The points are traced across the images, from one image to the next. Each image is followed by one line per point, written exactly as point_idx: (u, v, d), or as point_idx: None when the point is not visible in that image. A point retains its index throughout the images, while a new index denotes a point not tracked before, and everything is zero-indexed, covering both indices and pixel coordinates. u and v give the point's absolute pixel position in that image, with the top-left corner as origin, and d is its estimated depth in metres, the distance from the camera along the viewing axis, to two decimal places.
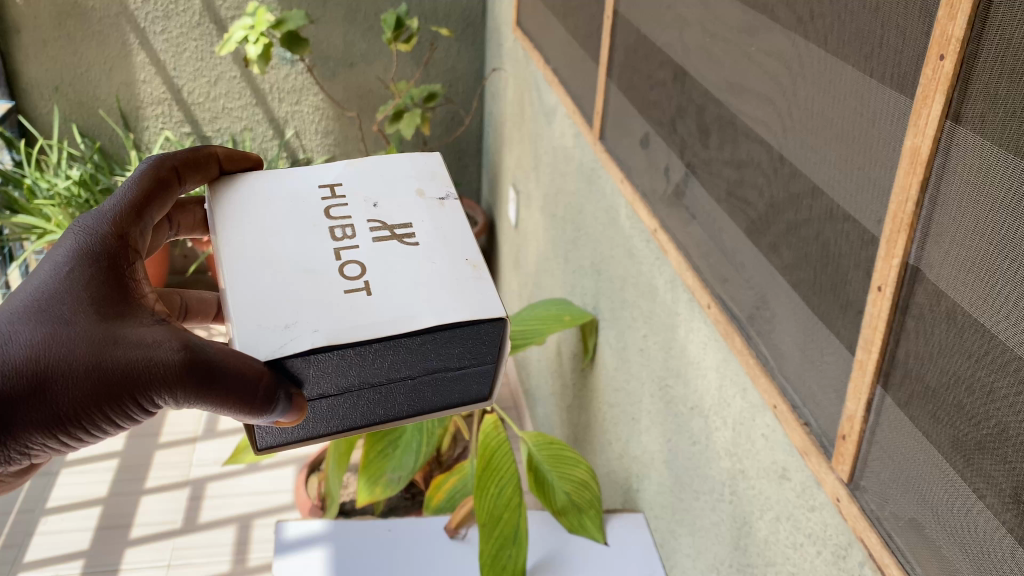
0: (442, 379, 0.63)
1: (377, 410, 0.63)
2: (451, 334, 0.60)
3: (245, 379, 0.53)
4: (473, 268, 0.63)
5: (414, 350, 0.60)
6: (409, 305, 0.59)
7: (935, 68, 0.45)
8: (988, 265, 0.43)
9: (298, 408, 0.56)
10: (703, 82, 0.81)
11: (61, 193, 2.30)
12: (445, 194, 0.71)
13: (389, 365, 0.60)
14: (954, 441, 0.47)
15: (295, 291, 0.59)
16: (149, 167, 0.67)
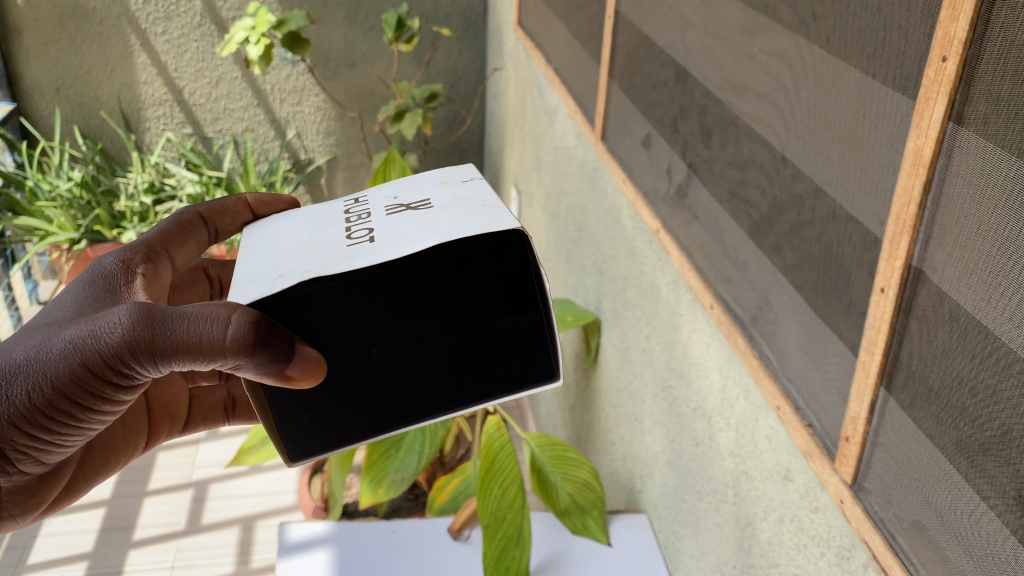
0: (481, 334, 0.60)
1: (415, 382, 0.60)
2: (469, 265, 0.56)
3: (203, 320, 0.52)
4: (490, 209, 0.58)
5: (436, 292, 0.57)
6: (413, 237, 0.55)
7: (937, 70, 0.45)
8: (992, 266, 0.43)
9: (314, 362, 0.54)
10: (704, 82, 0.81)
11: (63, 195, 2.30)
12: (469, 177, 0.67)
13: (411, 315, 0.57)
14: (957, 443, 0.47)
15: (295, 259, 0.57)
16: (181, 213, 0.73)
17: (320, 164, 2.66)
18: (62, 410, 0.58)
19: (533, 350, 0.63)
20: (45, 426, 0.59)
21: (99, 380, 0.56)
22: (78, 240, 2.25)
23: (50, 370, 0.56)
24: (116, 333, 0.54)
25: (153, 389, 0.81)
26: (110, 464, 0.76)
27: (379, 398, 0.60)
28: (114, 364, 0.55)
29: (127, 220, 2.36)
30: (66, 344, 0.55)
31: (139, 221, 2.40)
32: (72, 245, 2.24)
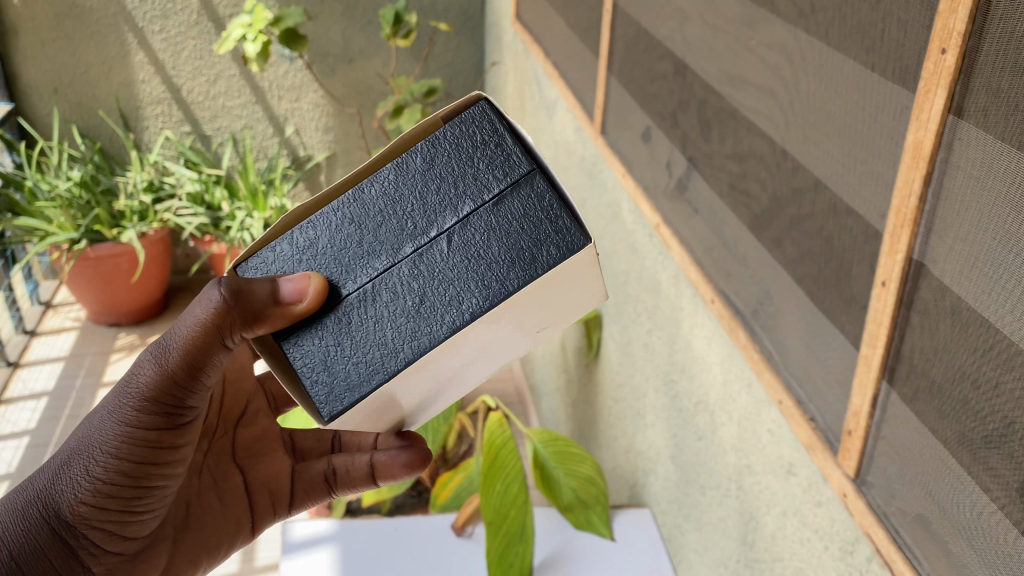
0: (480, 219, 0.52)
1: (426, 294, 0.52)
2: (444, 151, 0.54)
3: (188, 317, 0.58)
4: None
5: (416, 190, 0.54)
6: None
7: (937, 62, 0.45)
8: (993, 259, 0.43)
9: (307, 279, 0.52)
10: (704, 76, 0.81)
11: (62, 195, 2.28)
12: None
13: (398, 221, 0.54)
14: (961, 436, 0.47)
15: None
16: None
17: (319, 160, 2.66)
18: (138, 462, 0.62)
19: (549, 220, 0.51)
20: (133, 483, 0.62)
21: (153, 419, 0.61)
22: (78, 240, 2.24)
23: (109, 434, 0.61)
24: (141, 371, 0.59)
25: (250, 467, 0.76)
26: (208, 546, 0.72)
27: (393, 320, 0.52)
28: (154, 396, 0.60)
29: (127, 219, 2.35)
30: (110, 404, 0.61)
31: (139, 220, 2.38)
32: (72, 245, 2.23)
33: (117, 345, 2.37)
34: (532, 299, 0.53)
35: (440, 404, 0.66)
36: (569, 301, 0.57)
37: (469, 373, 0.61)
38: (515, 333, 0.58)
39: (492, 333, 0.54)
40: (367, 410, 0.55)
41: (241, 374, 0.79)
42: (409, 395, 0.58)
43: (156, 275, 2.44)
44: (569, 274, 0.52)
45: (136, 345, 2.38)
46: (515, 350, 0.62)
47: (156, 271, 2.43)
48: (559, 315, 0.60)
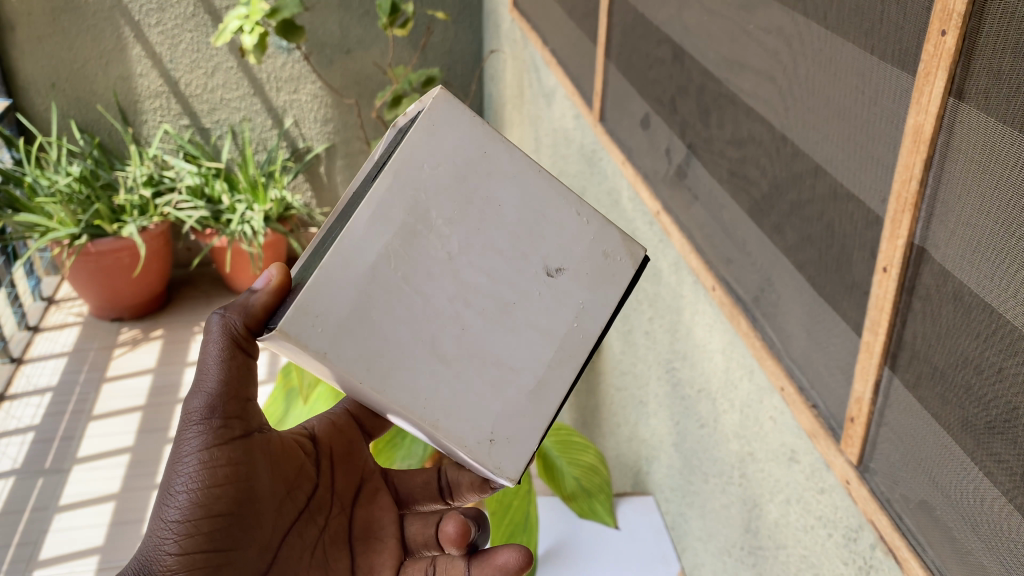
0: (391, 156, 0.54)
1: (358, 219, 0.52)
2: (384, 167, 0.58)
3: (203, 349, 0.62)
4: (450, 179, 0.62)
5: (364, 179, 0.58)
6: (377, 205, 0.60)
7: (937, 44, 0.44)
8: (996, 243, 0.42)
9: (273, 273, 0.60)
10: (702, 61, 0.80)
11: (62, 190, 2.25)
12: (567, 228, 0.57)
13: (352, 202, 0.56)
14: (963, 422, 0.46)
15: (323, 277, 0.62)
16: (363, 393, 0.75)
17: (318, 152, 2.65)
18: (210, 488, 0.58)
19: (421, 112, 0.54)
20: (212, 513, 0.58)
21: (213, 439, 0.59)
22: (79, 236, 2.24)
23: (179, 476, 0.58)
24: (186, 411, 0.60)
25: (360, 550, 0.68)
26: None
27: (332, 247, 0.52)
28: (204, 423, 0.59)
29: (128, 214, 2.35)
30: (173, 456, 0.59)
31: (140, 214, 2.38)
32: (73, 241, 2.23)
33: (120, 340, 2.38)
34: (451, 178, 0.51)
35: (527, 429, 0.52)
36: (533, 206, 0.53)
37: (501, 349, 0.52)
38: (504, 260, 0.52)
39: (445, 239, 0.51)
40: (359, 358, 0.49)
41: (352, 449, 0.73)
42: (423, 362, 0.50)
43: (158, 269, 2.44)
44: (463, 135, 0.51)
45: (138, 339, 2.39)
46: (551, 321, 0.53)
47: (158, 267, 2.43)
48: (556, 243, 0.54)
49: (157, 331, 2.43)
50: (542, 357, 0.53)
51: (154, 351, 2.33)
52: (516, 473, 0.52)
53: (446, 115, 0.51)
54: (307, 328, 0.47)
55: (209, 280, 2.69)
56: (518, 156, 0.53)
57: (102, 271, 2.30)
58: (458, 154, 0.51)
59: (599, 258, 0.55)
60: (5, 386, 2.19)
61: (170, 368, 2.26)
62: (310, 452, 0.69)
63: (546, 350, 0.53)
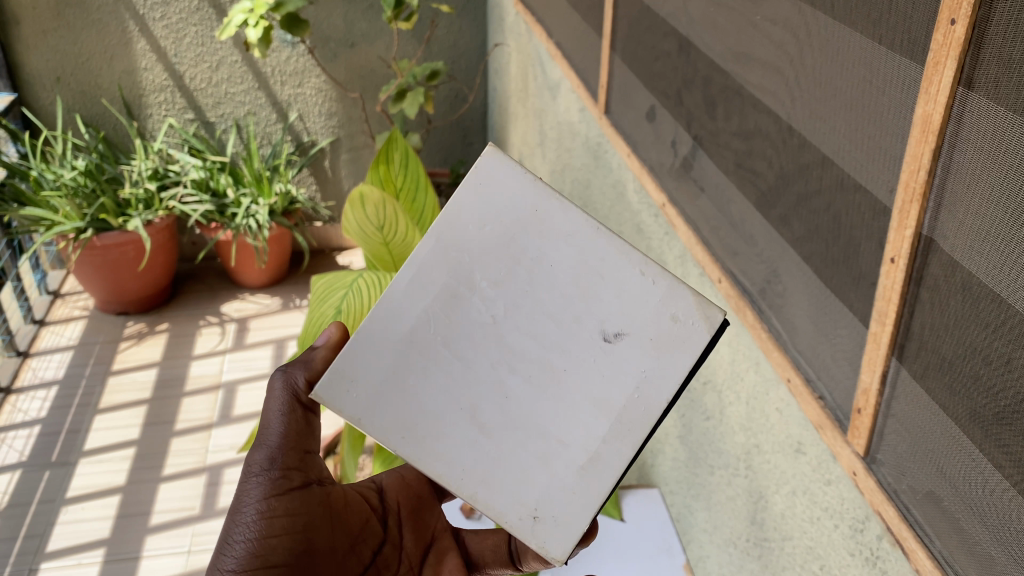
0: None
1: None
2: None
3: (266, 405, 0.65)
4: None
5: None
6: None
7: (946, 33, 0.44)
8: (1005, 234, 0.42)
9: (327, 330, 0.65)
10: (708, 53, 0.80)
11: (67, 184, 2.26)
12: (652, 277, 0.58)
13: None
14: (972, 413, 0.46)
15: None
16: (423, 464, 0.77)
17: (323, 147, 2.65)
18: (267, 537, 0.60)
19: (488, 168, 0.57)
20: (267, 562, 0.59)
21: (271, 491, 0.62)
22: (84, 229, 2.24)
23: (238, 526, 0.60)
24: (249, 463, 0.63)
25: None
26: None
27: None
28: (262, 472, 0.62)
29: (133, 208, 2.35)
30: (232, 508, 0.61)
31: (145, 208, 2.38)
32: (79, 234, 2.24)
33: (125, 333, 2.38)
34: (496, 242, 0.54)
35: (572, 504, 0.53)
36: (590, 266, 0.54)
37: (547, 420, 0.54)
38: (553, 324, 0.54)
39: (486, 303, 0.54)
40: (395, 424, 0.54)
41: (423, 506, 0.74)
42: (463, 429, 0.54)
43: (163, 263, 2.44)
44: (511, 191, 0.55)
45: (144, 333, 2.39)
46: (603, 388, 0.54)
47: (164, 261, 2.44)
48: (614, 307, 0.54)
49: (163, 324, 2.43)
50: (598, 432, 0.54)
51: (160, 344, 2.34)
52: (563, 553, 0.53)
53: (487, 172, 0.55)
54: (343, 392, 0.54)
55: (214, 274, 2.69)
56: (573, 215, 0.54)
57: (106, 264, 2.31)
58: (506, 215, 0.55)
59: (665, 323, 0.54)
60: (12, 379, 2.20)
61: (175, 362, 2.27)
62: (377, 508, 0.71)
63: (601, 425, 0.54)
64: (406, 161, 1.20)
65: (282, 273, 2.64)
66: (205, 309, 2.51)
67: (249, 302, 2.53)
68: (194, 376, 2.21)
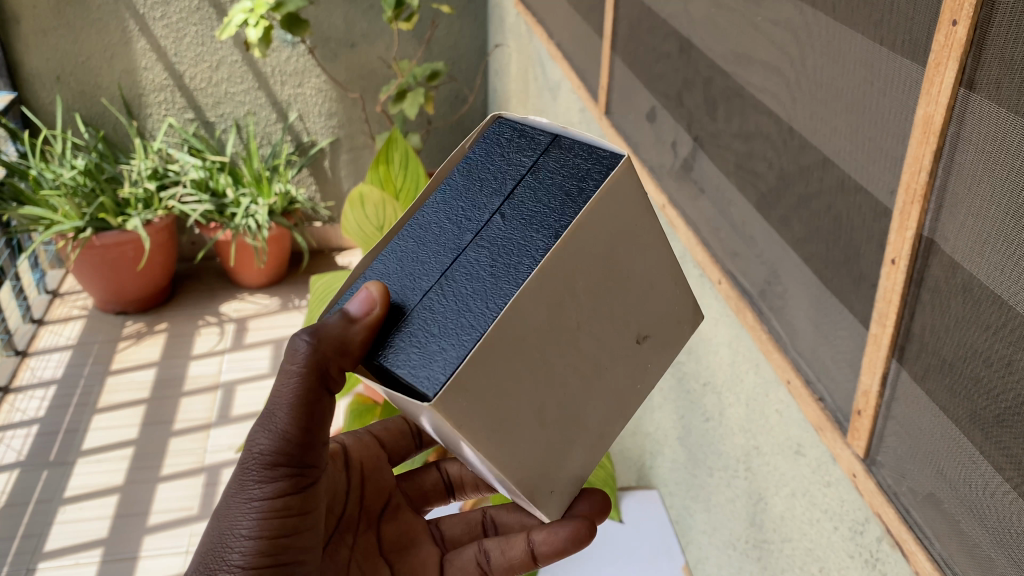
0: (527, 186, 0.53)
1: (499, 261, 0.51)
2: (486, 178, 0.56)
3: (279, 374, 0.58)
4: None
5: (474, 204, 0.55)
6: None
7: (947, 34, 0.44)
8: (1006, 236, 0.42)
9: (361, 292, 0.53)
10: (709, 54, 0.80)
11: (67, 183, 2.26)
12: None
13: (456, 232, 0.54)
14: (972, 415, 0.46)
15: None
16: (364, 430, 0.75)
17: (323, 147, 2.65)
18: (276, 537, 0.57)
19: (588, 158, 0.53)
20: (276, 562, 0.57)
21: (280, 484, 0.58)
22: (84, 228, 2.24)
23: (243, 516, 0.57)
24: (257, 445, 0.58)
25: (398, 561, 0.70)
26: None
27: (476, 290, 0.50)
28: (275, 465, 0.58)
29: (132, 208, 2.35)
30: (236, 492, 0.58)
31: (144, 208, 2.38)
32: (78, 233, 2.23)
33: (124, 333, 2.38)
34: (602, 248, 0.51)
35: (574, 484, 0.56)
36: (652, 276, 0.55)
37: (586, 413, 0.54)
38: (615, 329, 0.54)
39: (579, 309, 0.51)
40: (486, 430, 0.48)
41: (379, 464, 0.73)
42: (532, 427, 0.50)
43: (162, 263, 2.44)
44: (632, 201, 0.52)
45: (143, 332, 2.39)
46: (626, 381, 0.56)
47: (164, 261, 2.44)
48: (655, 314, 0.56)
49: (162, 324, 2.43)
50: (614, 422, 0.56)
51: (159, 344, 2.34)
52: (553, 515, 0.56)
53: (624, 185, 0.51)
54: (457, 403, 0.46)
55: (213, 274, 2.69)
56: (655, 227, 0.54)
57: (106, 264, 2.31)
58: (615, 227, 0.51)
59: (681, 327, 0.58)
60: (10, 378, 2.20)
61: (174, 361, 2.26)
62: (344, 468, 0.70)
63: (618, 415, 0.56)
64: (406, 162, 1.20)
65: (281, 273, 2.64)
66: (204, 309, 2.51)
67: (248, 302, 2.53)
68: (192, 376, 2.20)
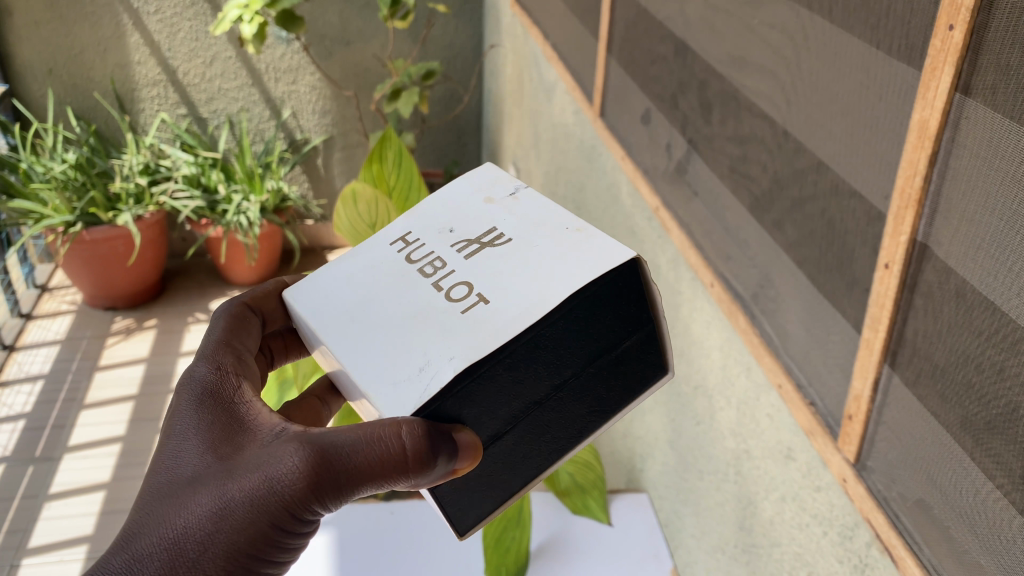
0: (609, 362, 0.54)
1: (555, 422, 0.54)
2: (594, 315, 0.51)
3: (373, 438, 0.46)
4: (578, 233, 0.55)
5: (573, 347, 0.52)
6: (534, 290, 0.51)
7: (944, 39, 0.44)
8: (1000, 242, 0.42)
9: (467, 451, 0.48)
10: (705, 57, 0.79)
11: (57, 177, 2.25)
12: (514, 187, 0.63)
13: (547, 374, 0.51)
14: (963, 420, 0.46)
15: (401, 340, 0.51)
16: (225, 313, 0.61)
17: (316, 144, 2.64)
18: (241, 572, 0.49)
19: (649, 354, 0.57)
20: None
21: (283, 533, 0.49)
22: (74, 223, 2.23)
23: (228, 545, 0.47)
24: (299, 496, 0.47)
25: None
26: None
27: (527, 444, 0.54)
28: (297, 518, 0.48)
29: (124, 203, 2.34)
30: (235, 518, 0.47)
31: (136, 203, 2.37)
32: (68, 228, 2.22)
33: (113, 329, 2.37)
34: None
35: None
36: None
37: None
38: None
39: None
40: None
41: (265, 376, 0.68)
42: None
43: (153, 258, 2.43)
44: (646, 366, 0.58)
45: (132, 328, 2.38)
46: None
47: (154, 256, 2.43)
48: None
49: (151, 320, 2.42)
50: None
51: (148, 340, 2.32)
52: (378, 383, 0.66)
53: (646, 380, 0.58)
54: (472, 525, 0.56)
55: (204, 271, 2.68)
56: None
57: (96, 259, 2.29)
58: None
59: None
60: None
61: (163, 358, 2.25)
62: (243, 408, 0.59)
63: None
64: (400, 159, 1.20)
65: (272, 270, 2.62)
66: (194, 306, 2.49)
67: None
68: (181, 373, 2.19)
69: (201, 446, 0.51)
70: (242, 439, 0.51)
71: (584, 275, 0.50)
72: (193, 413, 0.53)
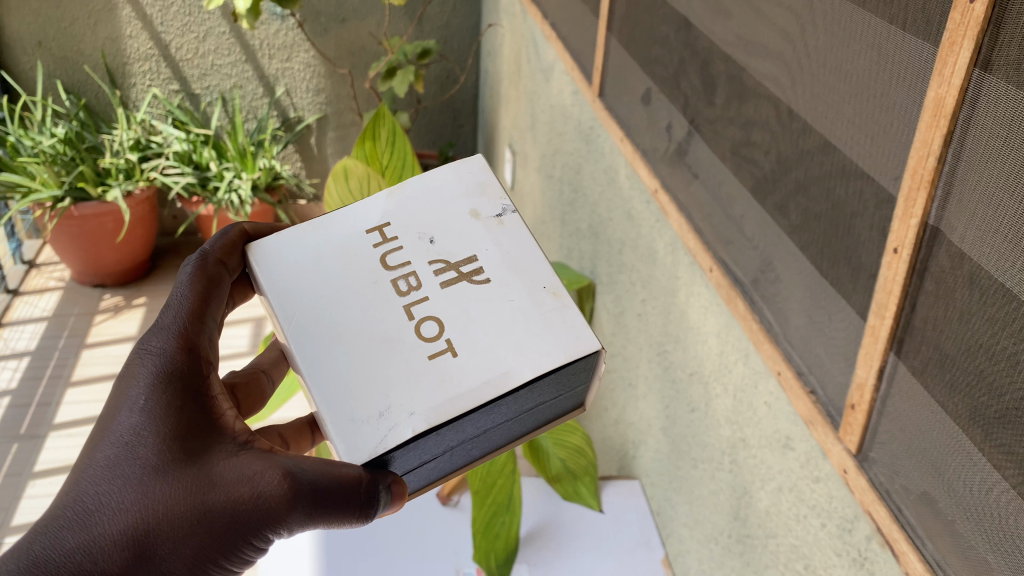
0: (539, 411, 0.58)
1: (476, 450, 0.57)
2: (546, 384, 0.54)
3: (349, 485, 0.48)
4: (553, 297, 0.57)
5: (517, 404, 0.54)
6: (498, 357, 0.53)
7: (964, 11, 0.42)
8: (1017, 225, 0.40)
9: (398, 498, 0.51)
10: (709, 35, 0.77)
11: (45, 151, 2.22)
12: (502, 208, 0.62)
13: (489, 422, 0.54)
14: (974, 412, 0.44)
15: (364, 366, 0.53)
16: (195, 266, 0.58)
17: (310, 123, 2.62)
18: None
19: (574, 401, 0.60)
20: None
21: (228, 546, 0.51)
22: (62, 198, 2.20)
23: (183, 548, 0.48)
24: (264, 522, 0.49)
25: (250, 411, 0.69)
26: None
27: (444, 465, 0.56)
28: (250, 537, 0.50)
29: (113, 178, 2.31)
30: (199, 527, 0.49)
31: (126, 179, 2.34)
32: (56, 204, 2.19)
33: (102, 306, 2.34)
34: None
35: None
36: None
37: None
38: None
39: None
40: None
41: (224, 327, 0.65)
42: None
43: (143, 235, 2.40)
44: None
45: (120, 306, 2.35)
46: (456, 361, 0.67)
47: (144, 233, 2.40)
48: None
49: (140, 298, 2.39)
50: None
51: (136, 318, 2.30)
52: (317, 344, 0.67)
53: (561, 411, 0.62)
54: None
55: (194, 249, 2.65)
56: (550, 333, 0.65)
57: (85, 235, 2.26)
58: None
59: None
60: None
61: None
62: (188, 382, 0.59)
63: None
64: (394, 137, 1.17)
65: None
66: None
67: None
68: None
69: (169, 432, 0.50)
70: (206, 438, 0.51)
71: (551, 359, 0.53)
72: (156, 390, 0.51)
